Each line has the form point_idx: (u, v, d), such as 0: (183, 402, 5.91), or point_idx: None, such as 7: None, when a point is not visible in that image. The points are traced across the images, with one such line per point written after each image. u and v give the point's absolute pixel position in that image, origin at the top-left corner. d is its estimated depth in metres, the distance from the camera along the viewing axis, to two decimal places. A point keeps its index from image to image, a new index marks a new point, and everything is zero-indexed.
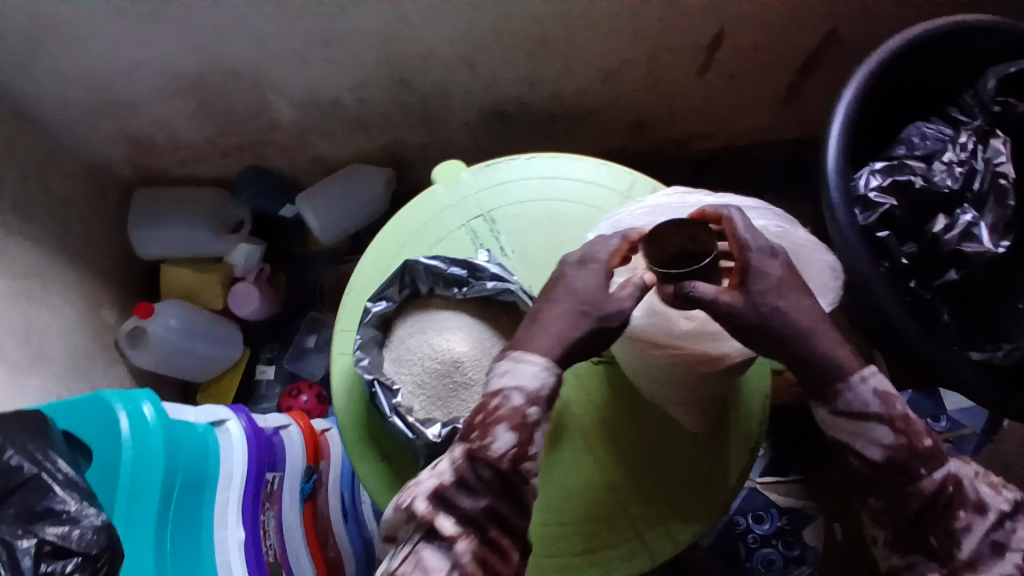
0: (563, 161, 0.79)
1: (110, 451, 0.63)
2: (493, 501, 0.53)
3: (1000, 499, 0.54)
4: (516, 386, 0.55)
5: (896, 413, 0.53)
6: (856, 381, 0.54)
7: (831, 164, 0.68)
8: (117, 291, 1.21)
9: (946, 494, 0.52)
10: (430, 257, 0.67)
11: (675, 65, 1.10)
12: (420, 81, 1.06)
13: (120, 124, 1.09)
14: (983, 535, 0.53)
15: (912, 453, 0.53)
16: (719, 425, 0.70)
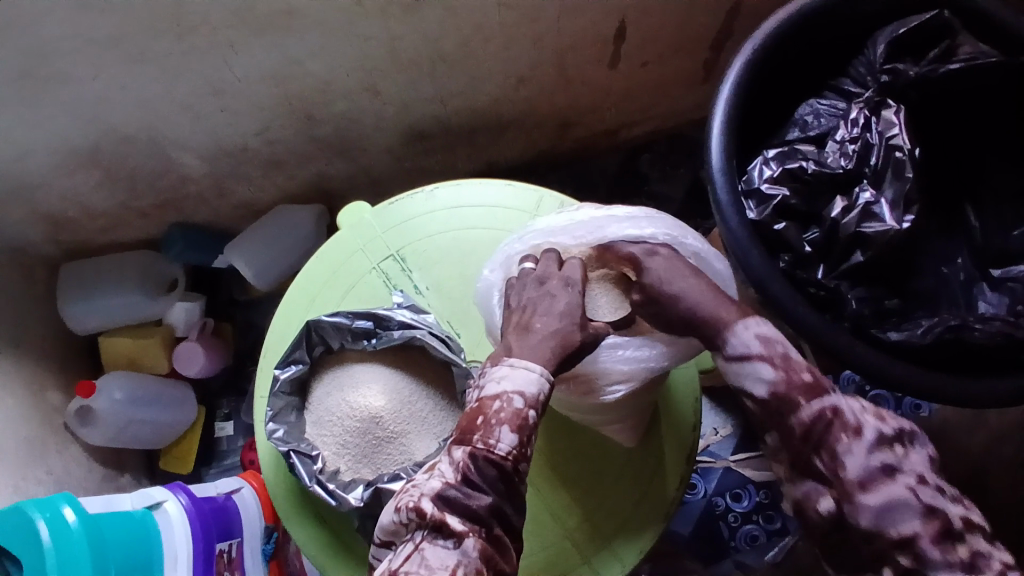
0: (466, 189, 0.78)
1: (36, 562, 0.62)
2: (498, 499, 0.55)
3: (884, 426, 0.60)
4: (516, 389, 0.58)
5: (774, 352, 0.63)
6: (740, 327, 0.64)
7: (717, 162, 0.68)
8: (59, 372, 1.17)
9: (824, 417, 0.59)
10: (334, 313, 0.68)
11: (584, 60, 1.08)
12: (327, 115, 1.04)
13: (28, 208, 1.04)
14: (869, 452, 0.58)
15: (787, 384, 0.62)
16: (653, 431, 0.78)
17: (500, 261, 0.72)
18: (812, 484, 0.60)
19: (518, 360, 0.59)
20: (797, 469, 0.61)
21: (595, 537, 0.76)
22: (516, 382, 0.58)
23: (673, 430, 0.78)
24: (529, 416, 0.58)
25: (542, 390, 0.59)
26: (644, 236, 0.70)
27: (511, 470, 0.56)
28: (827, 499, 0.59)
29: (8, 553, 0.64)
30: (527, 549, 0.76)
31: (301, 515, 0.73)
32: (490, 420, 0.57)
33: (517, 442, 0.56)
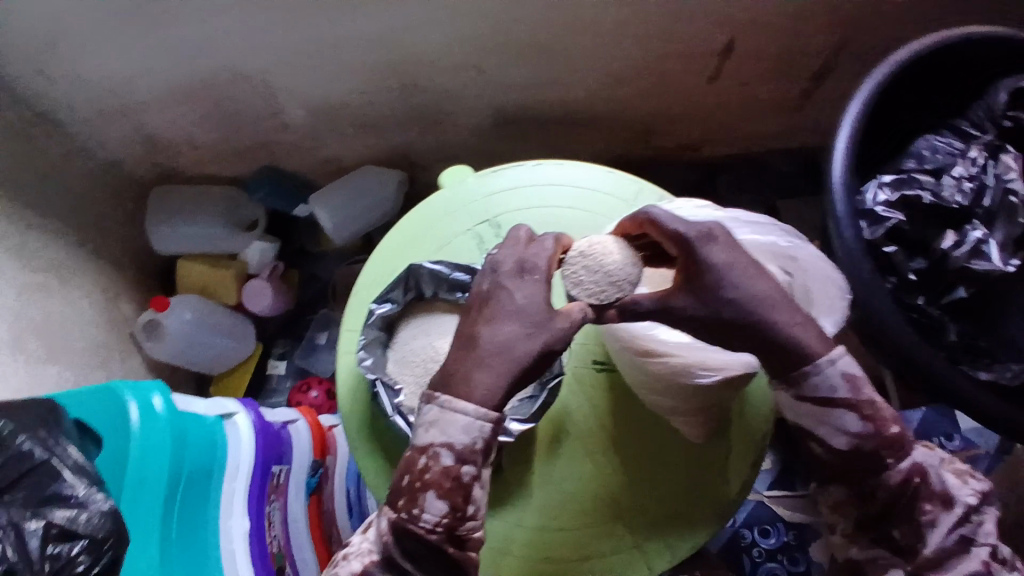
0: (569, 168, 0.79)
1: (118, 442, 0.61)
2: (429, 571, 0.58)
3: (970, 490, 0.64)
4: (444, 444, 0.56)
5: (862, 399, 0.61)
6: (826, 364, 0.61)
7: (838, 175, 0.70)
8: (134, 286, 1.23)
9: (909, 484, 0.62)
10: (435, 261, 0.71)
11: (685, 72, 1.09)
12: (430, 84, 1.06)
13: (135, 126, 1.10)
14: (951, 526, 0.63)
15: (875, 439, 0.61)
16: (721, 430, 0.73)
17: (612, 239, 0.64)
18: (878, 552, 0.65)
19: (448, 407, 0.56)
20: (863, 536, 0.66)
21: (638, 523, 0.72)
22: (444, 437, 0.56)
23: (741, 435, 0.74)
24: (463, 472, 0.56)
25: (477, 438, 0.56)
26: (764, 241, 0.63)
27: (442, 536, 0.57)
28: (895, 567, 0.64)
29: (88, 427, 0.63)
30: (553, 520, 0.72)
31: (367, 442, 0.75)
32: (417, 483, 0.57)
33: (444, 510, 0.57)
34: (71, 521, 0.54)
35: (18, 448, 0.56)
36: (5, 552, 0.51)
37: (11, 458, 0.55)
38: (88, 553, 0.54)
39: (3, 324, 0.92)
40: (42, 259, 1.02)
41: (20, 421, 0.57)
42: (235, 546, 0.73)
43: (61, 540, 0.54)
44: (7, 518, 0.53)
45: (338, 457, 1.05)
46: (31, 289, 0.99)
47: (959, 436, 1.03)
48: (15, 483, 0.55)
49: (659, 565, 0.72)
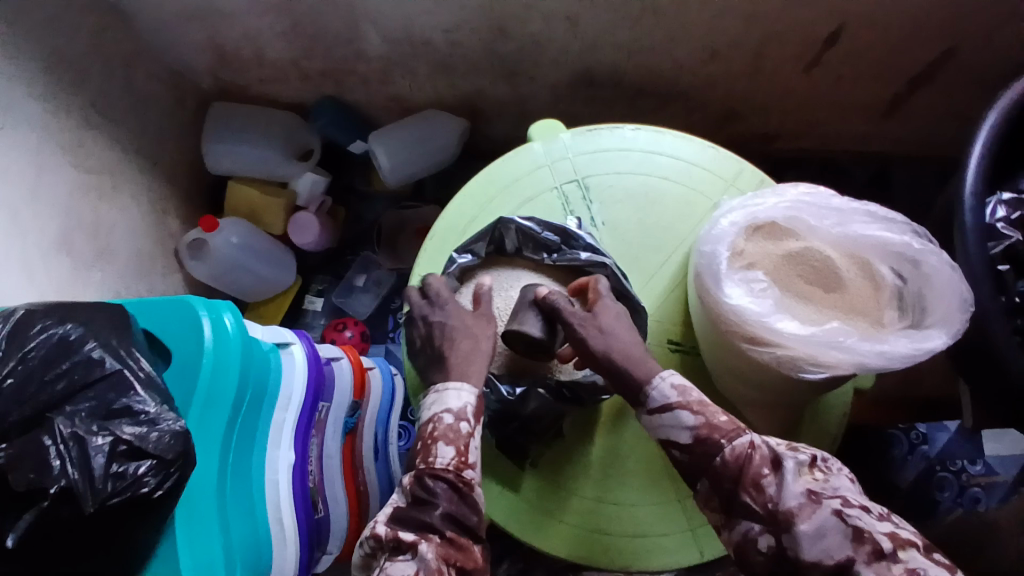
0: (667, 139, 0.78)
1: (190, 355, 0.59)
2: (447, 506, 0.57)
3: (797, 452, 0.58)
4: (444, 408, 0.61)
5: (692, 399, 0.61)
6: (657, 378, 0.63)
7: (971, 186, 0.65)
8: (182, 199, 1.21)
9: (745, 455, 0.57)
10: (523, 219, 0.72)
11: (785, 55, 1.03)
12: (518, 30, 1.00)
13: (207, 33, 1.04)
14: (794, 481, 0.55)
15: (709, 430, 0.59)
16: (791, 431, 0.72)
17: (743, 211, 0.64)
18: (746, 523, 0.56)
19: (444, 384, 0.63)
20: (726, 508, 0.58)
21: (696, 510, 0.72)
22: (443, 402, 0.62)
23: (812, 435, 0.72)
24: (460, 428, 0.61)
25: (470, 403, 0.62)
26: (895, 241, 0.63)
27: (456, 481, 0.59)
28: (765, 536, 0.55)
29: (158, 343, 0.61)
30: (608, 496, 0.72)
31: None
32: (427, 442, 0.60)
33: (454, 454, 0.60)
34: (141, 439, 0.50)
35: (87, 353, 0.52)
36: (65, 468, 0.48)
37: (78, 362, 0.51)
38: (155, 474, 0.49)
39: (51, 224, 0.89)
40: (96, 160, 0.99)
41: (91, 326, 0.53)
42: (279, 476, 0.70)
43: (127, 459, 0.50)
44: (70, 429, 0.49)
45: (372, 400, 1.03)
46: (83, 189, 0.96)
47: (983, 461, 1.05)
48: (81, 392, 0.51)
49: (713, 552, 0.71)
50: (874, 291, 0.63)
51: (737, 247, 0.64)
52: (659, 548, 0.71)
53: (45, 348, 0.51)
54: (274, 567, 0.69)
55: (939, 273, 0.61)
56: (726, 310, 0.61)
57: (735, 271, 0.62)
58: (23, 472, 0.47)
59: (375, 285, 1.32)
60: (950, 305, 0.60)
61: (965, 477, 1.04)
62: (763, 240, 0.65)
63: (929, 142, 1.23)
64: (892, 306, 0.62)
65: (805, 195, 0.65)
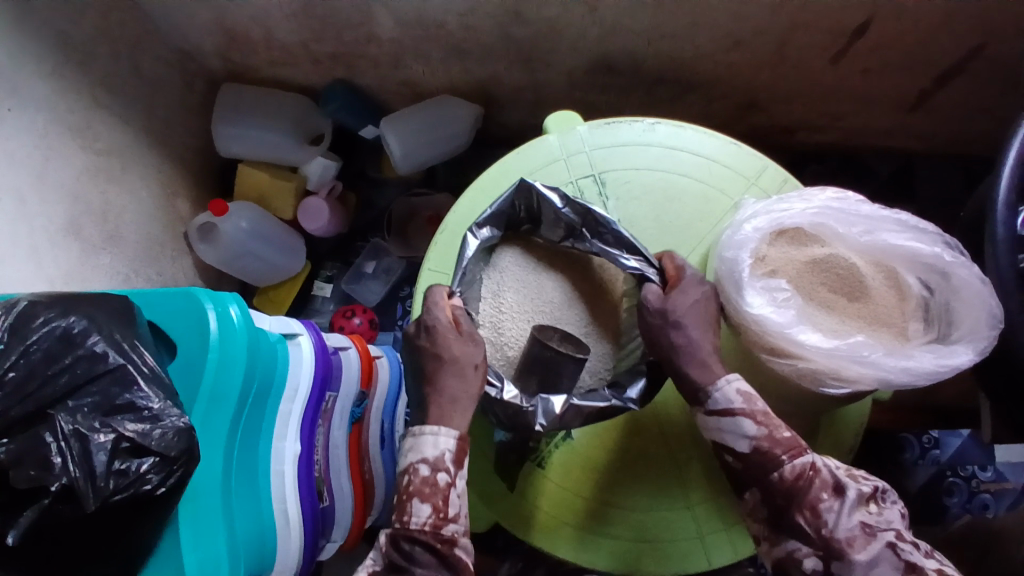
0: (689, 134, 0.75)
1: (194, 349, 0.58)
2: (422, 574, 0.57)
3: (856, 481, 0.58)
4: (420, 459, 0.61)
5: (757, 408, 0.59)
6: (721, 381, 0.60)
7: (1004, 195, 0.59)
8: (192, 183, 1.20)
9: (804, 476, 0.57)
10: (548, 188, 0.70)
11: (810, 47, 1.00)
12: (534, 16, 0.97)
13: (216, 14, 1.02)
14: (852, 512, 0.56)
15: (771, 443, 0.58)
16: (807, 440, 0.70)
17: (768, 217, 0.62)
18: (793, 543, 0.58)
19: (419, 430, 0.62)
20: (777, 525, 0.58)
21: (703, 516, 0.71)
22: (418, 452, 0.61)
23: (830, 445, 0.70)
24: (438, 480, 0.60)
25: (446, 452, 0.61)
26: (924, 251, 0.61)
27: (432, 542, 0.58)
28: (811, 558, 0.56)
29: (162, 334, 0.60)
30: (615, 500, 0.71)
31: None
32: (404, 497, 0.60)
33: (429, 512, 0.59)
34: (143, 436, 0.50)
35: (90, 347, 0.51)
36: (66, 466, 0.48)
37: (81, 356, 0.51)
38: (157, 471, 0.49)
39: (60, 207, 0.88)
40: (105, 142, 0.98)
41: (94, 318, 0.53)
42: (285, 468, 0.69)
43: (130, 455, 0.50)
44: (72, 425, 0.49)
45: (380, 389, 1.03)
46: (91, 171, 0.95)
47: (993, 468, 1.03)
48: (83, 386, 0.50)
49: (722, 560, 0.70)
50: (899, 301, 0.62)
51: (760, 253, 0.62)
52: (667, 553, 0.70)
53: (48, 341, 0.51)
54: (279, 557, 0.69)
55: (966, 287, 0.59)
56: (748, 320, 0.59)
57: (757, 279, 0.60)
58: (24, 468, 0.47)
59: (385, 273, 1.30)
60: (977, 320, 0.59)
61: (975, 482, 1.02)
62: (787, 244, 0.63)
63: (955, 139, 1.19)
64: (917, 318, 0.62)
65: (833, 201, 0.63)
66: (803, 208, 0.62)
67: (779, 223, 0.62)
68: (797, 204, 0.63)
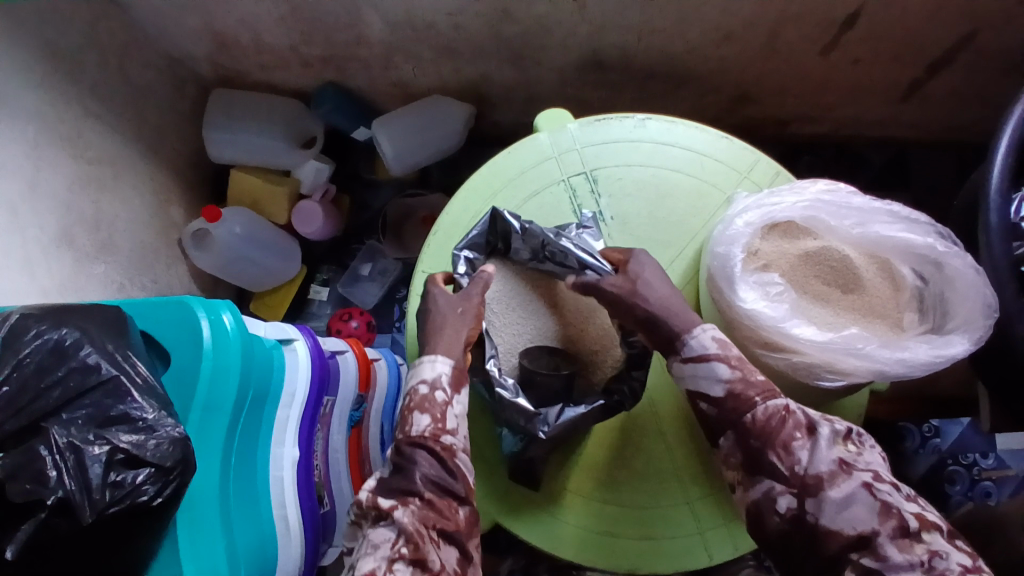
0: (680, 129, 0.75)
1: (188, 357, 0.58)
2: (424, 471, 0.56)
3: (830, 423, 0.58)
4: (421, 379, 0.61)
5: (731, 352, 0.59)
6: (698, 330, 0.61)
7: (997, 182, 0.59)
8: (184, 189, 1.20)
9: (778, 415, 0.57)
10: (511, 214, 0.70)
11: (801, 38, 1.00)
12: (523, 14, 0.97)
13: (205, 19, 1.02)
14: (827, 447, 0.56)
15: (744, 385, 0.59)
16: None
17: (760, 211, 0.62)
18: (767, 483, 0.57)
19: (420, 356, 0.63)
20: (752, 466, 0.58)
21: (702, 512, 0.70)
22: (417, 373, 0.62)
23: None
24: (436, 396, 0.60)
25: (444, 371, 0.62)
26: (917, 242, 0.60)
27: (434, 445, 0.58)
28: (785, 496, 0.56)
29: (155, 344, 0.60)
30: (613, 497, 0.71)
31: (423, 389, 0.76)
32: (406, 410, 0.61)
33: (430, 421, 0.59)
34: (139, 447, 0.50)
35: (83, 359, 0.51)
36: (62, 479, 0.47)
37: (74, 368, 0.51)
38: (153, 482, 0.50)
39: (52, 217, 0.88)
40: (96, 151, 0.97)
41: (86, 329, 0.52)
42: (284, 473, 0.70)
43: (125, 466, 0.50)
44: (66, 439, 0.49)
45: (378, 391, 1.03)
46: (84, 181, 0.94)
47: (995, 456, 1.02)
48: (76, 399, 0.50)
49: (721, 556, 0.70)
50: (893, 293, 0.63)
51: (752, 247, 0.62)
52: (666, 550, 0.70)
53: (40, 354, 0.51)
54: (280, 563, 0.69)
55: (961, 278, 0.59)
56: (742, 315, 0.59)
57: (750, 274, 0.60)
58: (19, 482, 0.47)
59: (382, 274, 1.30)
60: (969, 311, 0.59)
61: (976, 470, 1.02)
62: (779, 238, 0.64)
63: (949, 128, 1.19)
64: (911, 308, 0.62)
65: (824, 193, 0.62)
66: (796, 202, 0.62)
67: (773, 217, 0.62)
68: (789, 198, 0.62)
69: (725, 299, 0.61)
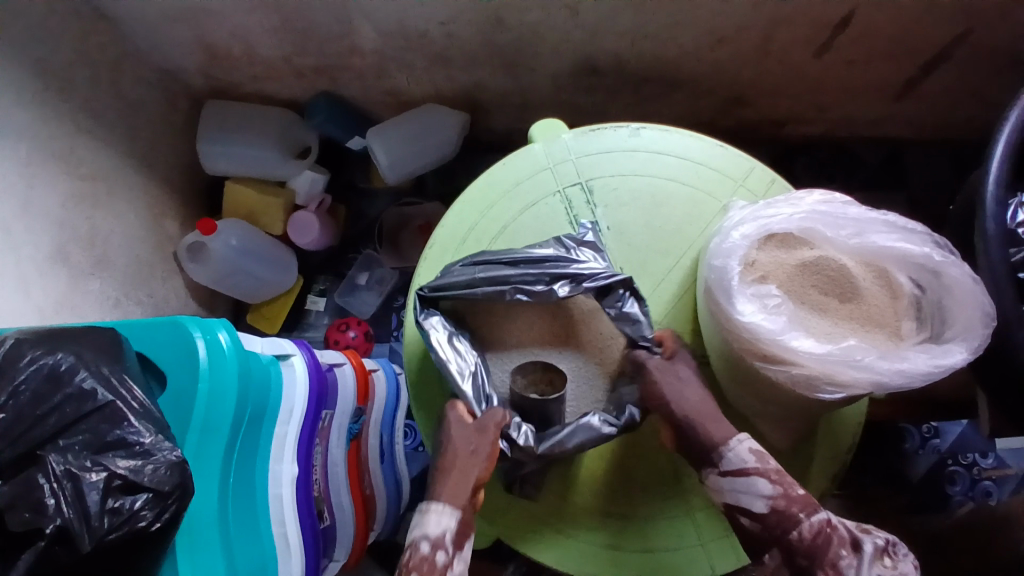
0: (675, 138, 0.75)
1: (184, 379, 0.57)
2: None
3: (870, 536, 0.59)
4: (423, 534, 0.61)
5: (770, 466, 0.61)
6: (733, 441, 0.63)
7: (992, 189, 0.62)
8: (179, 202, 1.19)
9: (823, 533, 0.58)
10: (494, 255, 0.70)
11: (793, 41, 1.00)
12: (515, 22, 0.97)
13: (197, 32, 1.02)
14: (871, 566, 0.56)
15: (787, 501, 0.59)
16: (805, 442, 0.70)
17: (756, 223, 0.62)
18: None
19: (426, 505, 0.63)
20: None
21: (702, 523, 0.70)
22: (422, 527, 0.61)
23: (828, 448, 0.71)
24: (436, 558, 0.60)
25: (445, 532, 0.61)
26: (915, 253, 0.60)
27: None
28: None
29: (152, 366, 0.60)
30: (613, 509, 0.71)
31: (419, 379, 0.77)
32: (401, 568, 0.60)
33: None
34: (136, 472, 0.49)
35: (78, 385, 0.51)
36: (60, 507, 0.47)
37: (69, 395, 0.51)
38: (152, 508, 0.49)
39: (46, 234, 0.88)
40: (89, 166, 0.97)
41: (82, 354, 0.53)
42: (283, 491, 0.69)
43: (123, 492, 0.49)
44: (63, 466, 0.49)
45: (377, 402, 1.02)
46: (78, 197, 0.94)
47: (995, 455, 1.05)
48: (73, 425, 0.50)
49: (724, 566, 0.70)
50: (892, 300, 0.61)
51: (750, 257, 0.62)
52: (666, 560, 0.70)
53: (35, 380, 0.51)
54: None
55: (960, 285, 0.59)
56: (741, 328, 0.59)
57: (748, 286, 0.60)
58: (18, 513, 0.47)
59: (378, 283, 1.30)
60: (969, 318, 0.59)
61: (977, 470, 1.04)
62: (776, 248, 0.63)
63: (944, 126, 1.19)
64: (911, 316, 0.61)
65: (820, 203, 0.63)
66: (793, 213, 0.62)
67: (769, 228, 0.62)
68: (784, 211, 0.62)
69: (721, 310, 0.61)
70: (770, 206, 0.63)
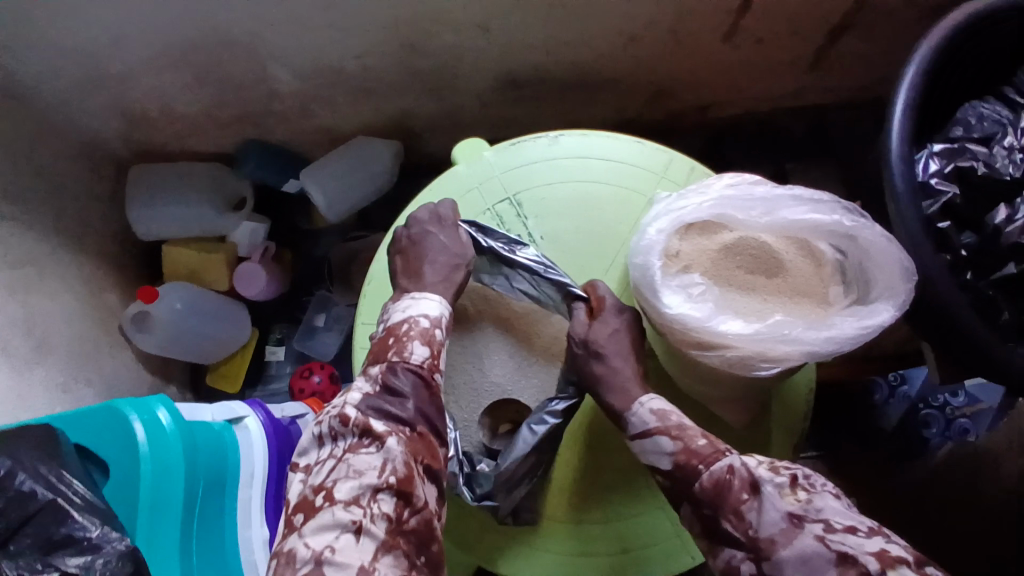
0: (594, 140, 0.76)
1: (127, 462, 0.56)
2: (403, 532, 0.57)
3: (780, 472, 0.57)
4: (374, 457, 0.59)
5: (669, 423, 0.63)
6: (636, 405, 0.66)
7: (897, 146, 0.65)
8: (117, 273, 1.16)
9: (722, 480, 0.57)
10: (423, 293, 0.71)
11: (702, 27, 1.02)
12: (430, 47, 0.97)
13: (110, 100, 1.00)
14: (774, 505, 0.55)
15: (687, 455, 0.60)
16: (762, 417, 0.72)
17: (669, 217, 0.63)
18: (729, 551, 0.57)
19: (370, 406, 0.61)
20: (712, 538, 0.58)
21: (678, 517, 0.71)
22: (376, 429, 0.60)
23: (786, 420, 0.72)
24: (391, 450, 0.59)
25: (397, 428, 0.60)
26: (826, 223, 0.62)
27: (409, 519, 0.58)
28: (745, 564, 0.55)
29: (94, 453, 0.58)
30: (590, 517, 0.71)
31: None
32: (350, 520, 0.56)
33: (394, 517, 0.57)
34: (86, 570, 0.49)
35: (18, 488, 0.51)
36: None
37: (11, 497, 0.50)
38: None
39: None
40: (17, 254, 0.94)
41: (17, 456, 0.51)
42: (257, 556, 0.68)
43: None
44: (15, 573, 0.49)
45: None
46: (10, 286, 0.91)
47: (964, 392, 1.03)
48: (19, 529, 0.50)
49: (704, 554, 0.70)
50: (814, 269, 0.64)
51: (672, 249, 0.64)
52: (647, 560, 0.70)
53: None
54: None
55: (876, 246, 0.60)
56: (670, 321, 0.60)
57: (672, 278, 0.61)
58: None
59: (336, 322, 1.27)
60: (888, 277, 0.60)
61: (951, 409, 1.03)
62: (698, 236, 0.65)
63: (862, 87, 1.22)
64: (836, 281, 0.64)
65: (728, 188, 0.63)
66: (704, 202, 0.63)
67: (684, 221, 0.63)
68: (693, 202, 0.63)
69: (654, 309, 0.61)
70: (681, 197, 0.64)
